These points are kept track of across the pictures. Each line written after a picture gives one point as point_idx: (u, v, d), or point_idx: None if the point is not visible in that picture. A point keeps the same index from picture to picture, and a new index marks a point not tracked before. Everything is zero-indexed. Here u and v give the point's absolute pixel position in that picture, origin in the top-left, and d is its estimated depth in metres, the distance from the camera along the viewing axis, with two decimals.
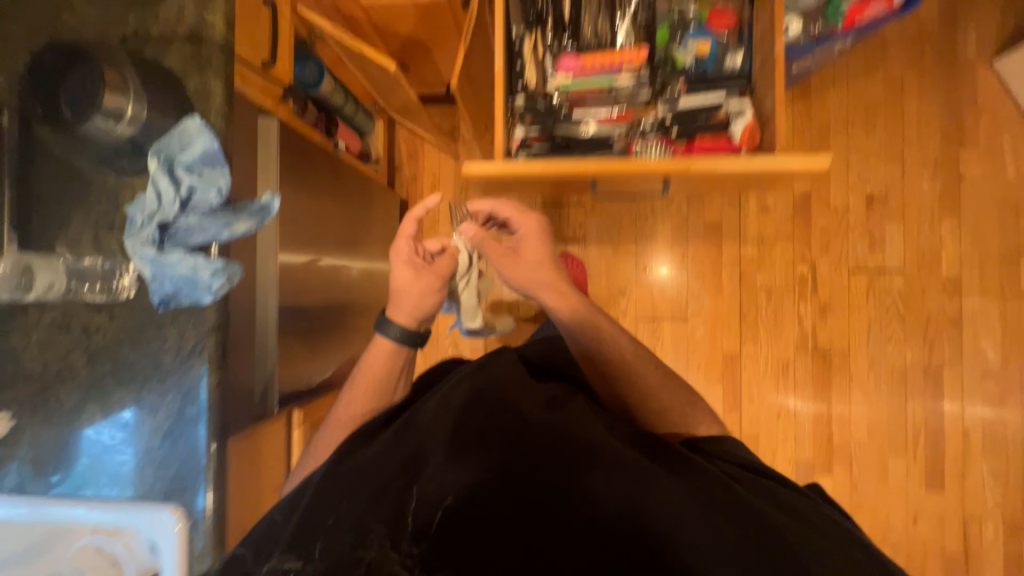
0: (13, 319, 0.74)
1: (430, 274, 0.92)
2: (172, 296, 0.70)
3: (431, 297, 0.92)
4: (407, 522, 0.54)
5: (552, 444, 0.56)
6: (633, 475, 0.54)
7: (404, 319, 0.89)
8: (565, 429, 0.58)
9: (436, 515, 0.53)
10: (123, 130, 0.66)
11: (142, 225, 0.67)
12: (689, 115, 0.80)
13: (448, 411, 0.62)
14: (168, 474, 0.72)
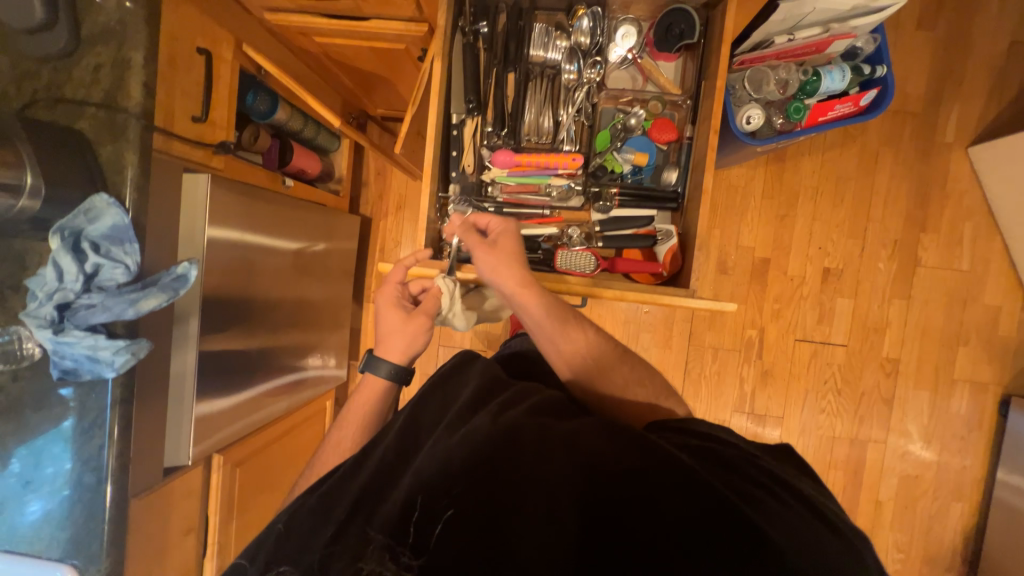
0: None
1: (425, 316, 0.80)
2: (74, 371, 0.70)
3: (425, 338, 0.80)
4: (408, 531, 0.51)
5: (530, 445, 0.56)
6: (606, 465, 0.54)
7: (394, 360, 0.77)
8: (517, 424, 0.59)
9: (428, 517, 0.52)
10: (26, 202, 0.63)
11: (42, 300, 0.66)
12: (619, 229, 0.80)
13: (414, 423, 0.65)
14: (64, 538, 0.74)
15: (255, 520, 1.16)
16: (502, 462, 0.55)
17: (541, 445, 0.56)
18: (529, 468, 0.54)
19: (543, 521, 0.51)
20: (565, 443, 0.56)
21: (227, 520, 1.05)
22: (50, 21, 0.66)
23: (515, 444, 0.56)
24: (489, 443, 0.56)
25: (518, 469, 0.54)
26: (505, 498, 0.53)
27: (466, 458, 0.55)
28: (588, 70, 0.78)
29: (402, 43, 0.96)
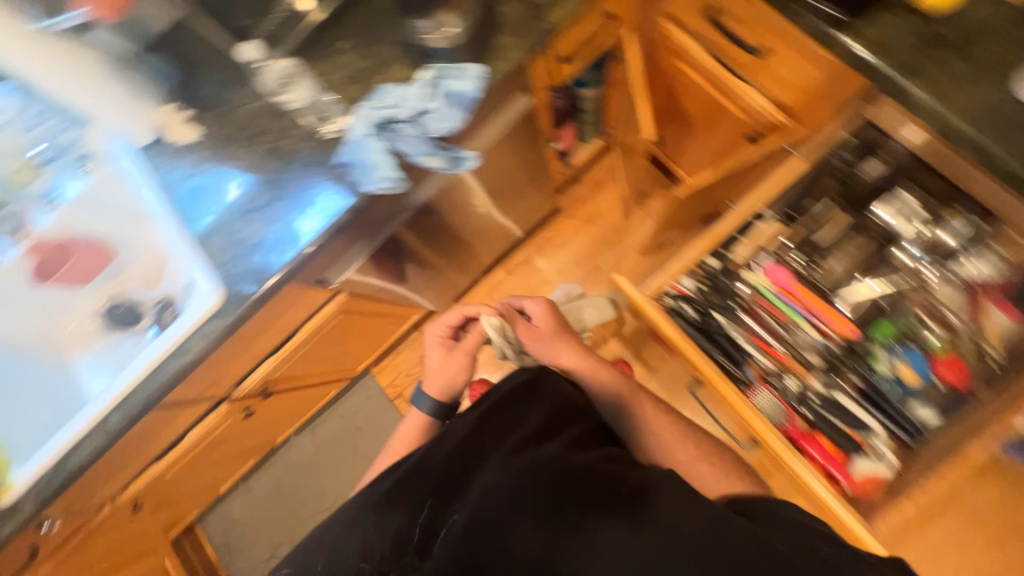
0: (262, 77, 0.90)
1: (455, 362, 0.95)
2: (352, 168, 0.80)
3: (458, 378, 0.95)
4: (414, 535, 0.70)
5: (529, 483, 0.65)
6: (553, 490, 0.63)
7: (433, 398, 0.95)
8: (541, 464, 0.66)
9: (482, 499, 0.66)
10: (425, 40, 0.75)
11: (378, 107, 0.77)
12: (841, 413, 0.78)
13: (481, 432, 0.75)
14: (239, 267, 0.84)
15: (315, 357, 1.24)
16: (541, 485, 0.64)
17: (567, 481, 0.64)
18: (550, 492, 0.64)
19: (510, 536, 0.62)
20: (588, 489, 0.63)
21: (308, 342, 1.13)
22: None
23: (553, 476, 0.65)
24: (534, 459, 0.67)
25: (540, 499, 0.63)
26: (542, 505, 0.63)
27: (512, 468, 0.67)
28: (928, 266, 0.81)
29: (748, 119, 0.99)
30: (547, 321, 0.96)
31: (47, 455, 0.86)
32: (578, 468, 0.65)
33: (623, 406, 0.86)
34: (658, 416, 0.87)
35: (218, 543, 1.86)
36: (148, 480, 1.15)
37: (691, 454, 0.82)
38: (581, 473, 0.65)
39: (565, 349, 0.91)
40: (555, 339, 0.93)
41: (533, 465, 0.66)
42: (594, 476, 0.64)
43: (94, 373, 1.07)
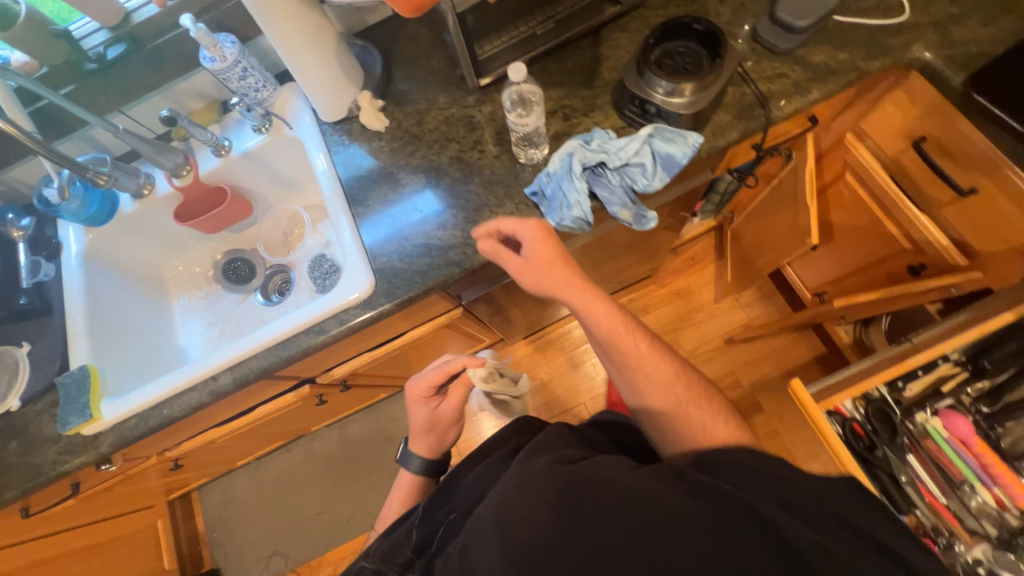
0: (464, 88, 0.91)
1: (441, 417, 0.87)
2: (544, 198, 0.79)
3: (446, 432, 0.89)
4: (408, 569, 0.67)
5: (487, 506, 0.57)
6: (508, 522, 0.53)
7: (422, 456, 0.89)
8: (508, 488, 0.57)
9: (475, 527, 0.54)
10: (658, 100, 0.74)
11: (592, 149, 0.77)
12: None
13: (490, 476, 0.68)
14: (396, 263, 0.82)
15: (397, 362, 1.20)
16: (525, 501, 0.53)
17: (550, 494, 0.53)
18: (546, 513, 0.52)
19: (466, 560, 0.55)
20: (580, 502, 0.52)
21: (404, 347, 1.09)
22: (803, 31, 0.77)
23: (519, 493, 0.54)
24: (522, 476, 0.56)
25: (538, 518, 0.51)
26: (508, 528, 0.53)
27: (509, 482, 0.56)
28: None
29: (914, 248, 0.97)
30: (533, 242, 0.75)
31: (144, 397, 0.82)
32: (545, 478, 0.54)
33: (614, 346, 0.73)
34: (652, 354, 0.73)
35: (211, 516, 1.76)
36: (201, 443, 1.09)
37: (686, 397, 0.70)
38: (555, 484, 0.53)
39: (565, 281, 0.74)
40: (551, 270, 0.74)
41: (522, 481, 0.55)
42: (578, 483, 0.53)
43: (196, 318, 1.08)
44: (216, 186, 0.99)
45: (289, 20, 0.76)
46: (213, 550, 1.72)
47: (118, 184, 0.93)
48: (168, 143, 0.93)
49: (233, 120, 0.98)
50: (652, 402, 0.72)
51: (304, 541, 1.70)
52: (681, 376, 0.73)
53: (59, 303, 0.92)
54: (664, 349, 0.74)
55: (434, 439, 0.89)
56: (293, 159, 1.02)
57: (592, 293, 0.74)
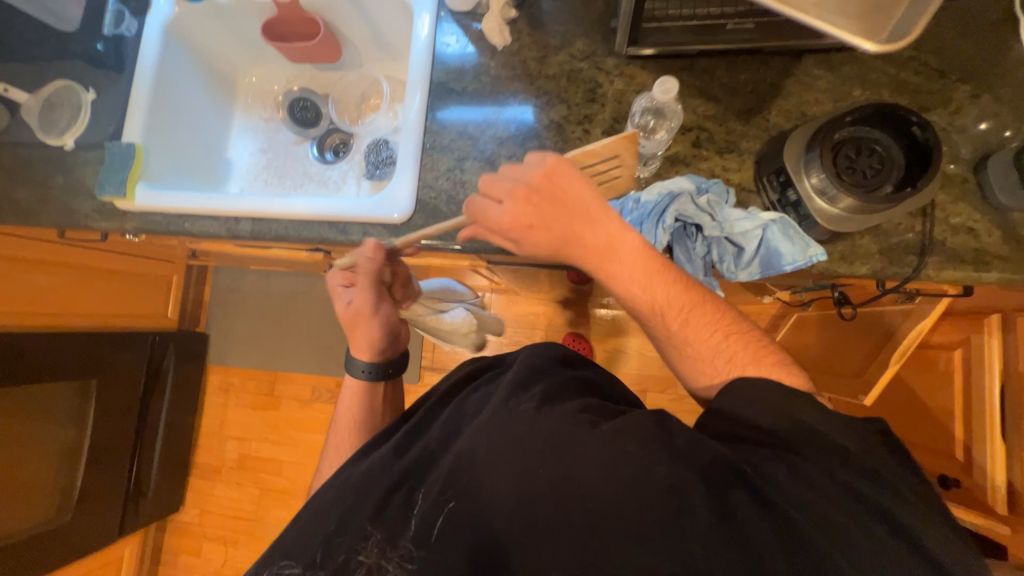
0: (610, 45, 0.74)
1: (356, 310, 0.79)
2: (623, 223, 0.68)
3: (371, 330, 0.79)
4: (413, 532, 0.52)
5: (529, 442, 0.52)
6: (551, 442, 0.51)
7: (366, 356, 0.81)
8: (498, 437, 0.53)
9: (431, 515, 0.52)
10: (805, 187, 0.59)
11: (698, 203, 0.64)
12: None
13: (456, 420, 0.61)
14: (442, 204, 0.76)
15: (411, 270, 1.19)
16: (500, 448, 0.52)
17: (523, 446, 0.52)
18: (516, 466, 0.51)
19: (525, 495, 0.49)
20: (549, 458, 0.50)
21: (421, 266, 1.07)
22: None
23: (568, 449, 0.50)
24: (503, 418, 0.55)
25: (508, 469, 0.51)
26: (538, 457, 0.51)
27: (487, 427, 0.55)
28: None
29: (966, 464, 0.85)
30: (536, 185, 0.59)
31: (175, 203, 0.85)
32: (527, 423, 0.53)
33: (643, 313, 0.61)
34: (697, 312, 0.60)
35: (218, 292, 1.95)
36: (217, 248, 1.14)
37: (719, 353, 0.59)
38: (543, 438, 0.52)
39: (587, 241, 0.60)
40: (578, 208, 0.58)
41: (501, 425, 0.54)
42: (557, 435, 0.52)
43: (251, 136, 1.07)
44: (312, 15, 0.90)
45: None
46: (209, 319, 1.93)
47: None
48: None
49: None
50: (682, 364, 0.61)
51: (280, 352, 1.90)
52: (731, 325, 0.60)
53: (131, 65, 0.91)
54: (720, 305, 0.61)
55: (371, 336, 0.80)
56: (398, 25, 0.90)
57: (641, 264, 0.59)
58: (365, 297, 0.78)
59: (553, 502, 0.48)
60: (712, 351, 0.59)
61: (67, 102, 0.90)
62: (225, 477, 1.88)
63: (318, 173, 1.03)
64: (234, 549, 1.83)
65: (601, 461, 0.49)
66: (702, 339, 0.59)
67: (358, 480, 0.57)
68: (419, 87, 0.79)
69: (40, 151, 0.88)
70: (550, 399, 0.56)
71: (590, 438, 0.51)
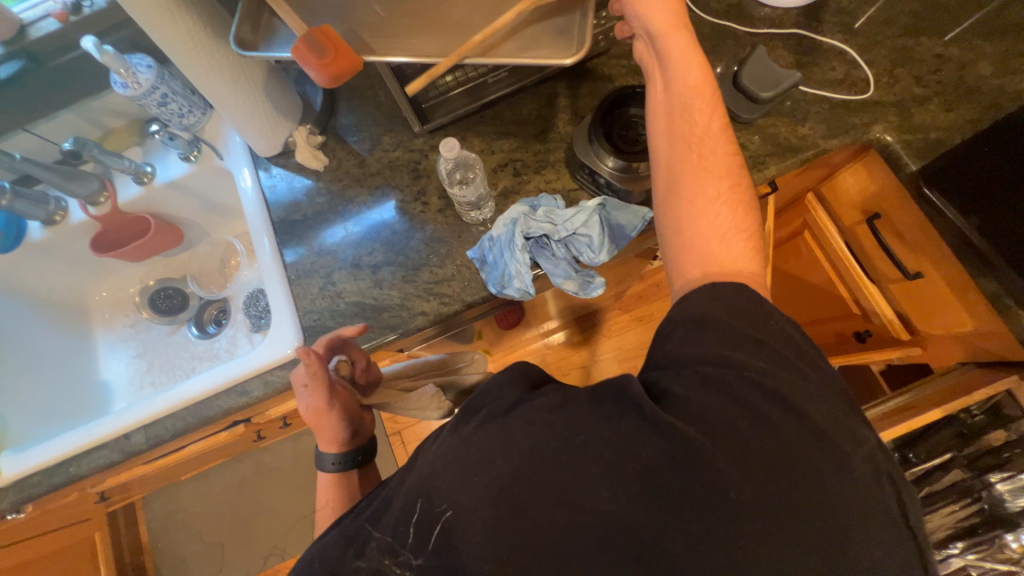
0: (412, 130, 0.84)
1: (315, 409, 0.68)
2: (488, 263, 0.74)
3: (335, 422, 0.69)
4: (403, 553, 0.47)
5: (490, 452, 0.46)
6: (510, 441, 0.46)
7: (333, 450, 0.70)
8: (457, 458, 0.47)
9: (426, 523, 0.46)
10: (607, 172, 0.70)
11: (537, 218, 0.73)
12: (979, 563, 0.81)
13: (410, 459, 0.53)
14: (329, 322, 0.78)
15: None
16: (456, 471, 0.46)
17: (471, 456, 0.46)
18: (479, 477, 0.45)
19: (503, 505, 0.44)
20: (505, 460, 0.45)
21: None
22: (766, 103, 0.73)
23: (524, 447, 0.45)
24: (450, 445, 0.48)
25: (473, 479, 0.45)
26: (490, 467, 0.45)
27: (434, 457, 0.48)
28: None
29: (863, 314, 0.97)
30: None
31: (50, 454, 0.77)
32: (471, 448, 0.47)
33: (683, 115, 0.58)
34: (717, 148, 0.58)
35: (155, 524, 1.71)
36: (124, 476, 1.03)
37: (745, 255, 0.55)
38: (490, 447, 0.46)
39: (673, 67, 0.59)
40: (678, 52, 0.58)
41: (449, 451, 0.48)
42: (515, 435, 0.46)
43: (121, 348, 1.01)
44: (137, 214, 0.91)
45: (207, 59, 0.69)
46: (158, 559, 1.68)
47: (23, 212, 0.85)
48: (79, 170, 0.85)
49: (158, 145, 0.90)
50: (706, 238, 0.56)
51: (252, 551, 1.68)
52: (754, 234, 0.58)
53: None
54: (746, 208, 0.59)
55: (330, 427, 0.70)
56: (226, 188, 0.94)
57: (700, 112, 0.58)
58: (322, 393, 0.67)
59: (534, 494, 0.44)
60: (732, 249, 0.55)
61: None
62: None
63: (206, 349, 1.00)
64: None
65: (564, 446, 0.45)
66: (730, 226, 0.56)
67: (332, 535, 0.51)
68: (263, 231, 0.83)
69: None
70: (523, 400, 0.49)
71: (533, 416, 0.47)
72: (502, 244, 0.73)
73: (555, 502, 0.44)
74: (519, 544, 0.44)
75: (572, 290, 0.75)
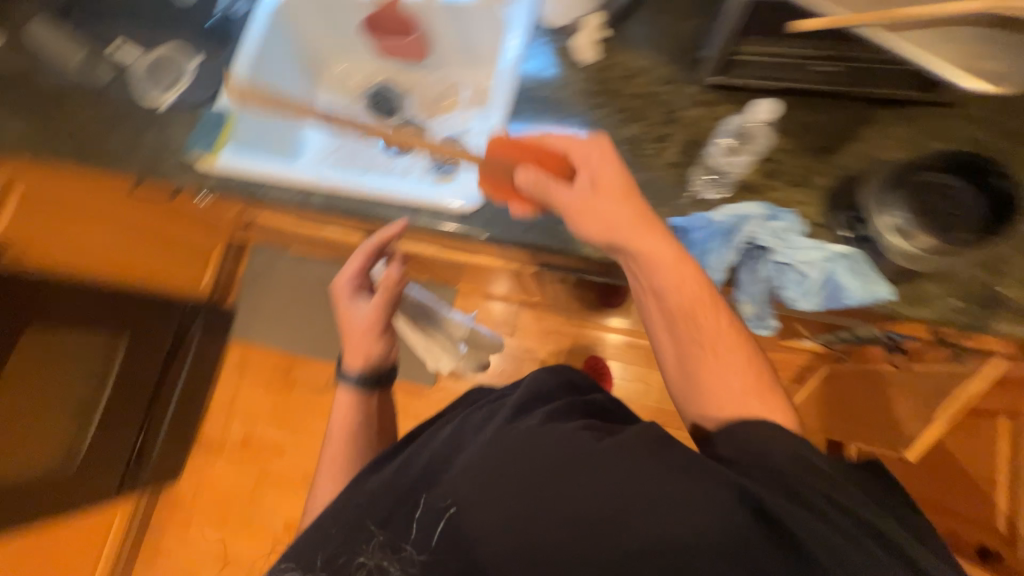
0: (691, 75, 0.80)
1: (365, 321, 0.86)
2: (691, 240, 0.70)
3: (375, 335, 0.87)
4: (420, 533, 0.57)
5: (536, 450, 0.55)
6: (552, 449, 0.55)
7: (360, 368, 0.87)
8: (504, 445, 0.57)
9: (428, 521, 0.57)
10: (878, 223, 0.61)
11: (769, 228, 0.67)
12: None
13: (455, 438, 0.64)
14: (512, 200, 0.79)
15: (453, 268, 1.22)
16: (500, 456, 0.56)
17: (515, 445, 0.56)
18: (514, 468, 0.55)
19: (532, 495, 0.53)
20: (542, 462, 0.54)
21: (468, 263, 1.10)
22: None
23: (566, 456, 0.54)
24: (498, 434, 0.59)
25: (510, 469, 0.55)
26: (531, 460, 0.54)
27: (484, 444, 0.59)
28: None
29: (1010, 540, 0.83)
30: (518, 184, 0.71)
31: (253, 168, 0.90)
32: (521, 439, 0.57)
33: (694, 314, 0.64)
34: (727, 335, 0.65)
35: (252, 270, 2.00)
36: (271, 219, 1.19)
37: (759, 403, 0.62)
38: (532, 442, 0.56)
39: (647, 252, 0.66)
40: (643, 241, 0.65)
41: (497, 438, 0.58)
42: (558, 445, 0.55)
43: (327, 121, 1.13)
44: (411, 15, 0.97)
45: None
46: (240, 294, 1.97)
47: None
48: None
49: None
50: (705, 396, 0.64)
51: (302, 336, 1.92)
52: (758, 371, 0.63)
53: (238, 39, 0.99)
54: (750, 355, 0.64)
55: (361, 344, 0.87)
56: (489, 33, 0.97)
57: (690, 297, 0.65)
58: (378, 307, 0.86)
59: (555, 501, 0.52)
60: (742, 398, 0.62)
61: (172, 64, 0.98)
62: (228, 456, 1.86)
63: (386, 160, 1.08)
64: (228, 535, 1.79)
65: (597, 469, 0.52)
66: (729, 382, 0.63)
67: (344, 508, 0.63)
68: (506, 88, 0.84)
69: (142, 104, 0.95)
70: (550, 416, 0.60)
71: (569, 437, 0.55)
72: (718, 228, 0.68)
73: (586, 505, 0.51)
74: (543, 523, 0.51)
75: (743, 308, 0.70)
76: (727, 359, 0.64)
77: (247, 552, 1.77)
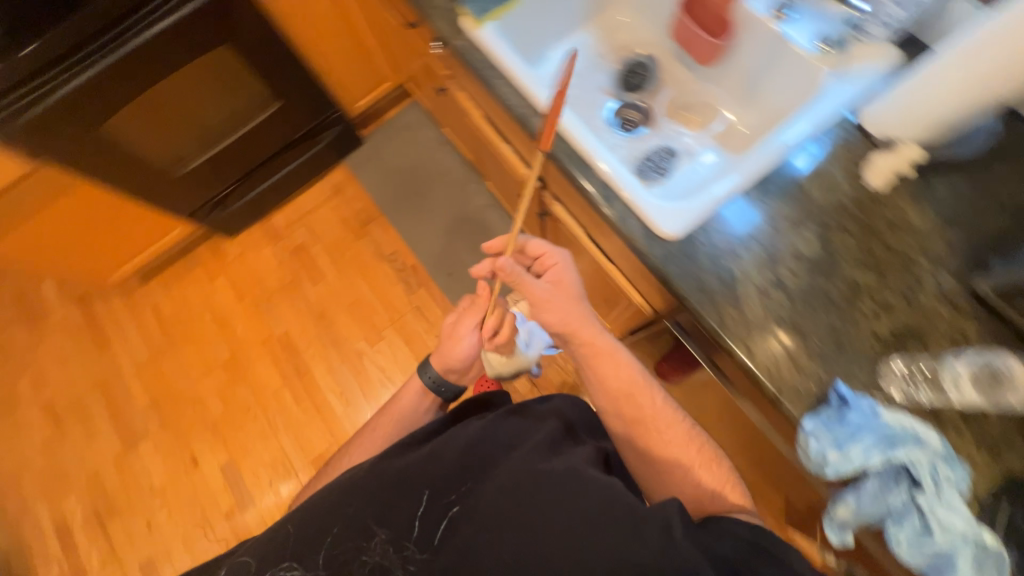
0: (959, 270, 0.70)
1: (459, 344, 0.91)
2: (846, 420, 0.63)
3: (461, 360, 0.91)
4: (415, 531, 0.65)
5: (573, 489, 0.61)
6: (586, 499, 0.60)
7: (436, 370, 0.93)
8: (544, 473, 0.64)
9: (438, 515, 0.66)
10: None
11: (933, 468, 0.60)
12: None
13: (487, 440, 0.71)
14: (702, 253, 0.74)
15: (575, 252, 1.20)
16: (534, 483, 0.63)
17: (550, 478, 0.63)
18: (543, 500, 0.62)
19: (563, 524, 0.59)
20: (576, 501, 0.60)
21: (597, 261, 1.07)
22: None
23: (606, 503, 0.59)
24: (536, 461, 0.66)
25: (540, 499, 0.62)
26: (566, 499, 0.61)
27: (519, 466, 0.66)
28: None
29: None
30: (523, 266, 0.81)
31: (503, 57, 0.87)
32: (562, 473, 0.63)
33: (625, 394, 0.74)
34: (665, 411, 0.73)
35: (398, 120, 2.04)
36: (464, 102, 1.18)
37: (703, 461, 0.69)
38: (572, 480, 0.62)
39: (585, 337, 0.76)
40: (581, 330, 0.76)
41: (535, 466, 0.65)
42: (598, 491, 0.61)
43: (577, 54, 1.08)
44: (735, 21, 0.89)
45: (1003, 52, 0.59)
46: (376, 132, 2.02)
47: None
48: None
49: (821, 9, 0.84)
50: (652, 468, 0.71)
51: (397, 201, 1.97)
52: (697, 443, 0.71)
53: None
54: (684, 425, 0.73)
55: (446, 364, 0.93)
56: (790, 87, 0.88)
57: (617, 378, 0.75)
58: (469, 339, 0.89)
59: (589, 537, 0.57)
60: (680, 462, 0.70)
61: None
62: (277, 248, 1.98)
63: (602, 125, 1.03)
64: (237, 305, 1.94)
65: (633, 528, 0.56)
66: (675, 453, 0.70)
67: (368, 484, 0.69)
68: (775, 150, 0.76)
69: None
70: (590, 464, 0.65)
71: (610, 489, 0.61)
72: (881, 431, 0.62)
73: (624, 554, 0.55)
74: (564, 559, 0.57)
75: (842, 513, 0.63)
76: (659, 427, 0.72)
77: (241, 329, 1.91)
